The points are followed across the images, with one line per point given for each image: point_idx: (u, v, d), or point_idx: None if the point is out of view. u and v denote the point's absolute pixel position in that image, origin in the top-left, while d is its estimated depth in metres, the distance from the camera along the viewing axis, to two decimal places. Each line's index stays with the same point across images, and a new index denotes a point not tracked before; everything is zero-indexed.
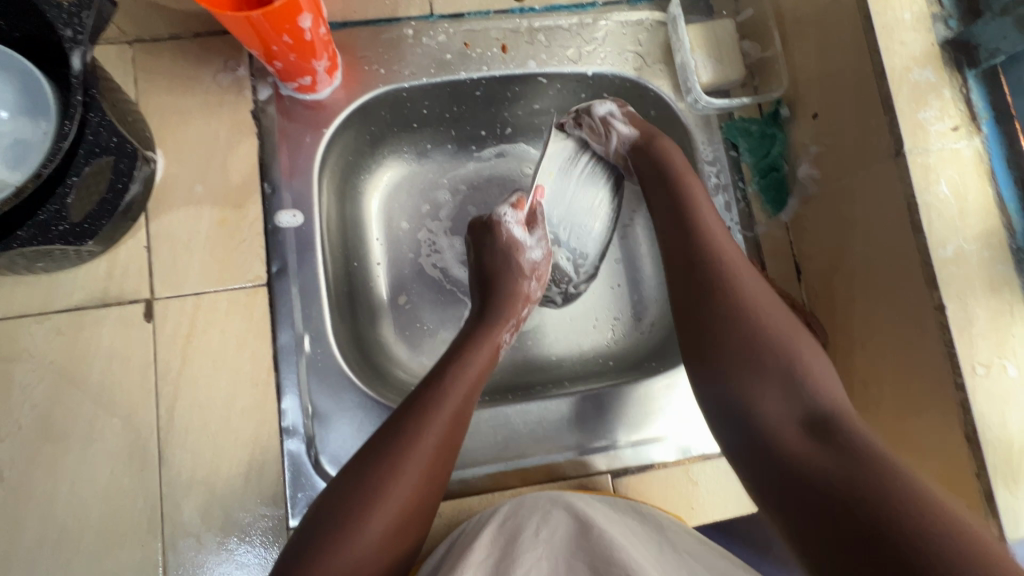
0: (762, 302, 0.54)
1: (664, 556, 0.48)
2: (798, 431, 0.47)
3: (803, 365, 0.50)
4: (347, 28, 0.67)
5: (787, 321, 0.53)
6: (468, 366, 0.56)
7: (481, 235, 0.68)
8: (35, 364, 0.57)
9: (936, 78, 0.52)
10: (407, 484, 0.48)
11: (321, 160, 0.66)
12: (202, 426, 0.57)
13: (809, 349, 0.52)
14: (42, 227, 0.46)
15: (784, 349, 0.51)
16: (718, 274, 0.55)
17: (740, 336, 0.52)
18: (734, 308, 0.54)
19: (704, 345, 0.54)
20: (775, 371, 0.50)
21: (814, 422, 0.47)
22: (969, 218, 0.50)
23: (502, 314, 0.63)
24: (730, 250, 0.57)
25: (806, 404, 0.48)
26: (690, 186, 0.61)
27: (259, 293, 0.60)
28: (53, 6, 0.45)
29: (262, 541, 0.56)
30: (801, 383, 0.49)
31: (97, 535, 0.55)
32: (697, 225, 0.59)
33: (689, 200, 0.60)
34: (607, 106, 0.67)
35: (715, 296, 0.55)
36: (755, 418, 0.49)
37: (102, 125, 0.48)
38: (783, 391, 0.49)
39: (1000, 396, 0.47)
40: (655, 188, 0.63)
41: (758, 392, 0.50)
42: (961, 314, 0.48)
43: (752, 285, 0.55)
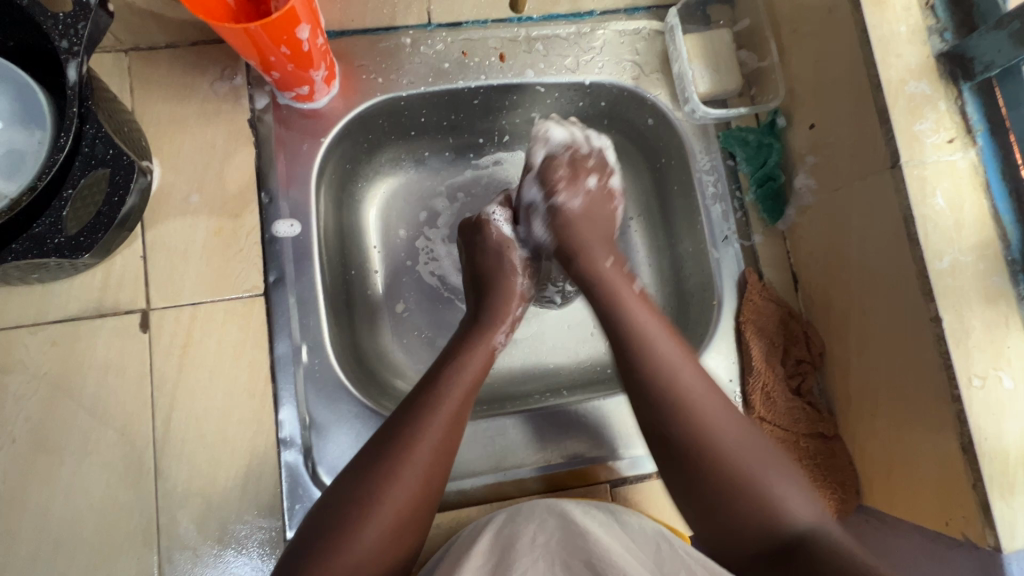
0: (715, 421, 0.52)
1: (662, 559, 0.48)
2: (780, 559, 0.47)
3: (764, 479, 0.49)
4: (345, 37, 0.67)
5: (744, 430, 0.52)
6: (463, 368, 0.56)
7: (470, 235, 0.68)
8: (30, 375, 0.56)
9: (931, 91, 0.52)
10: (403, 489, 0.48)
11: (319, 169, 0.65)
12: (198, 438, 0.57)
13: (766, 458, 0.51)
14: (38, 240, 0.45)
15: (746, 471, 0.50)
16: (669, 407, 0.52)
17: (696, 464, 0.50)
18: (692, 444, 0.51)
19: (668, 475, 0.52)
20: (741, 509, 0.49)
21: (792, 545, 0.47)
22: (965, 230, 0.50)
23: (498, 315, 0.63)
24: (670, 355, 0.55)
25: (774, 511, 0.48)
26: (596, 261, 0.62)
27: (256, 303, 0.60)
28: (49, 17, 0.45)
29: (259, 553, 0.56)
30: (768, 495, 0.49)
31: (92, 549, 0.54)
32: (638, 337, 0.56)
33: (613, 303, 0.59)
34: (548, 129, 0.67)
35: (669, 404, 0.52)
36: (738, 547, 0.49)
37: (99, 137, 0.47)
38: (751, 509, 0.48)
39: (996, 407, 0.48)
40: (593, 275, 0.61)
41: (732, 525, 0.49)
42: (958, 326, 0.49)
43: (699, 395, 0.53)
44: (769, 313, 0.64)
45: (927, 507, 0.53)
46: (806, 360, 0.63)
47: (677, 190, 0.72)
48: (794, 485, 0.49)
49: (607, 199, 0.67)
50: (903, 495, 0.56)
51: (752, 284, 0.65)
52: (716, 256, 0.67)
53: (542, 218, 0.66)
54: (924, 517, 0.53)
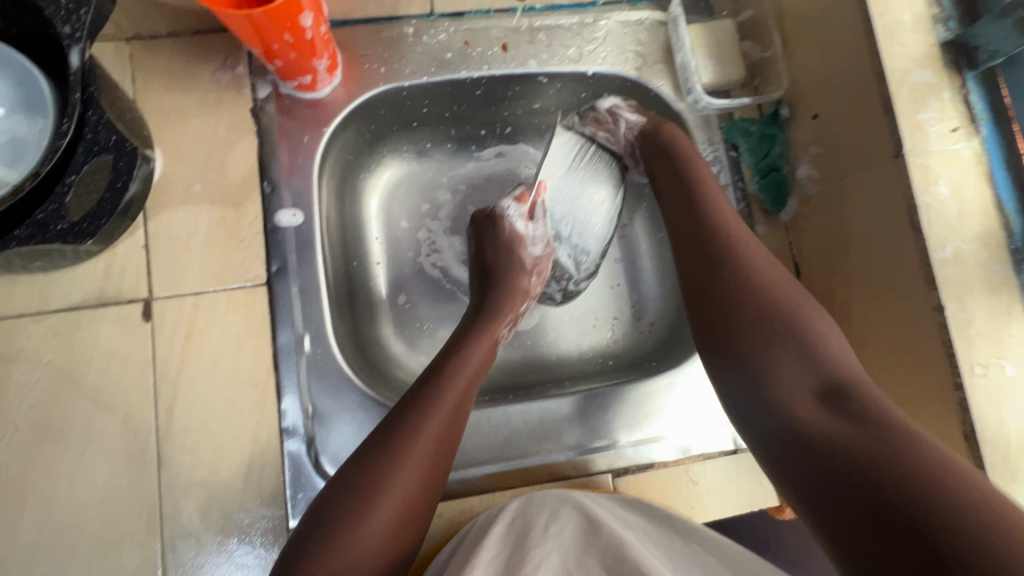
0: (760, 260, 0.54)
1: (674, 553, 0.48)
2: (809, 408, 0.45)
3: (808, 320, 0.50)
4: (347, 27, 0.67)
5: (791, 284, 0.53)
6: (467, 359, 0.56)
7: (484, 227, 0.67)
8: (33, 364, 0.56)
9: (936, 80, 0.52)
10: (406, 480, 0.48)
11: (321, 159, 0.65)
12: (201, 427, 0.57)
13: (817, 314, 0.51)
14: (41, 226, 0.45)
15: (789, 306, 0.51)
16: (728, 250, 0.55)
17: (749, 292, 0.52)
18: (742, 277, 0.53)
19: (709, 299, 0.54)
20: (782, 340, 0.49)
21: (829, 391, 0.45)
22: (968, 220, 0.50)
23: (501, 309, 0.63)
24: (729, 218, 0.58)
25: (812, 360, 0.47)
26: (692, 152, 0.63)
27: (258, 293, 0.60)
28: (52, 3, 0.45)
29: (262, 542, 0.56)
30: (813, 349, 0.48)
31: (95, 536, 0.54)
32: (703, 202, 0.59)
33: (685, 160, 0.62)
34: (609, 101, 0.68)
35: (721, 254, 0.55)
36: (770, 392, 0.48)
37: (101, 123, 0.46)
38: (786, 350, 0.48)
39: (998, 395, 0.48)
40: (664, 141, 0.64)
41: (769, 364, 0.49)
42: (960, 315, 0.49)
43: (749, 245, 0.56)
44: None
45: None
46: None
47: None
48: (837, 344, 0.49)
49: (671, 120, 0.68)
50: None
51: None
52: None
53: (626, 111, 0.67)
54: None
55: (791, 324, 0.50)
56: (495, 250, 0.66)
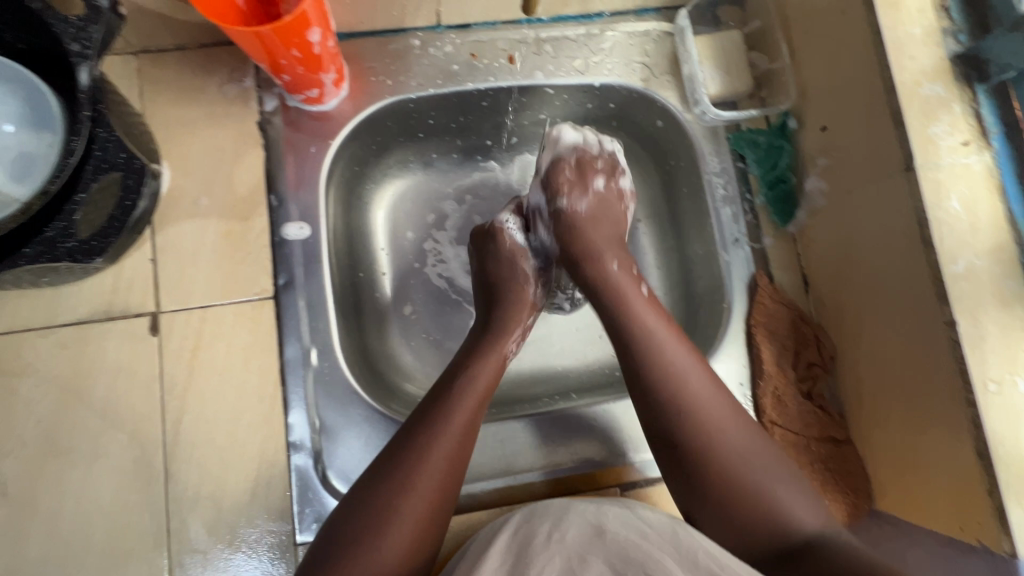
0: (728, 436, 0.52)
1: (679, 544, 0.48)
2: (786, 563, 0.48)
3: (769, 482, 0.50)
4: (354, 39, 0.67)
5: (750, 439, 0.52)
6: (476, 376, 0.56)
7: (482, 243, 0.66)
8: (40, 379, 0.56)
9: (946, 93, 0.52)
10: (418, 502, 0.48)
11: (328, 171, 0.65)
12: (208, 442, 0.57)
13: (774, 464, 0.51)
14: (49, 244, 0.45)
15: (757, 482, 0.50)
16: (695, 444, 0.51)
17: (714, 485, 0.50)
18: (708, 468, 0.51)
19: (676, 486, 0.52)
20: (750, 507, 0.50)
21: (798, 552, 0.48)
22: (981, 234, 0.49)
23: (508, 322, 0.62)
24: (700, 392, 0.53)
25: (774, 511, 0.49)
26: (603, 263, 0.60)
27: (265, 306, 0.59)
28: (60, 20, 0.45)
29: (269, 557, 0.55)
30: (774, 501, 0.50)
31: (102, 551, 0.54)
32: (656, 351, 0.55)
33: (621, 308, 0.58)
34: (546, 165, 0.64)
35: (680, 423, 0.52)
36: (748, 538, 0.50)
37: (110, 140, 0.47)
38: (753, 502, 0.50)
39: (1014, 412, 0.47)
40: (600, 282, 0.60)
41: (744, 532, 0.50)
42: (973, 330, 0.48)
43: (716, 420, 0.52)
44: (780, 316, 0.64)
45: (937, 514, 0.53)
46: (818, 364, 0.63)
47: (686, 193, 0.72)
48: (793, 489, 0.51)
49: (618, 201, 0.65)
50: (916, 503, 0.55)
51: (763, 286, 0.65)
52: (726, 258, 0.67)
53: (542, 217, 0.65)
54: (939, 524, 0.52)
55: (753, 489, 0.50)
56: (497, 264, 0.65)
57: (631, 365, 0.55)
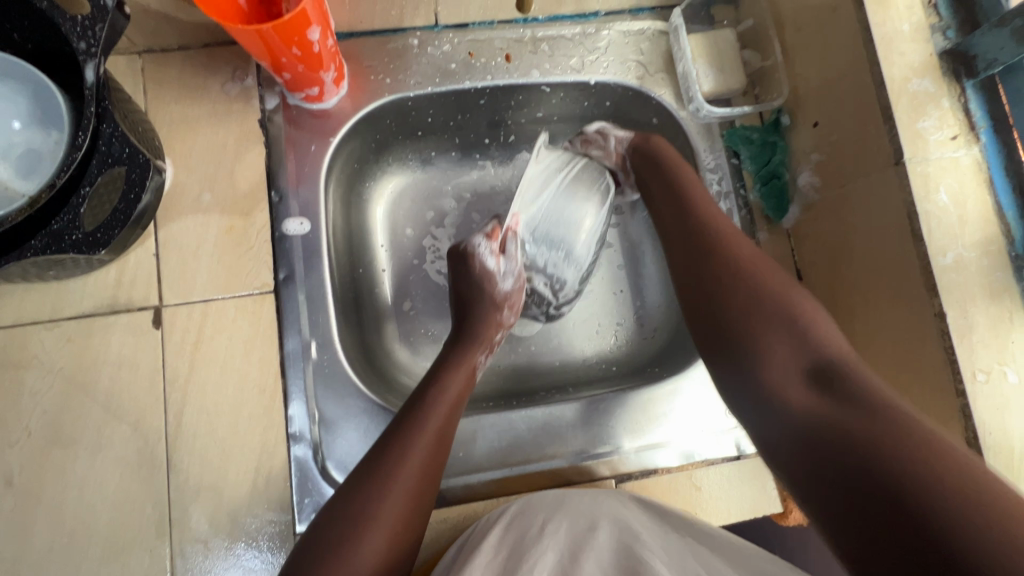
0: (759, 264, 0.55)
1: (670, 547, 0.50)
2: (802, 385, 0.46)
3: (799, 308, 0.51)
4: (353, 38, 0.68)
5: (785, 279, 0.54)
6: (447, 388, 0.57)
7: (456, 262, 0.67)
8: (46, 370, 0.57)
9: (934, 89, 0.53)
10: (393, 509, 0.48)
11: (328, 168, 0.66)
12: (210, 432, 0.58)
13: (807, 300, 0.52)
14: (56, 236, 0.46)
15: (784, 301, 0.51)
16: (730, 262, 0.55)
17: (744, 300, 0.52)
18: (740, 282, 0.53)
19: (702, 290, 0.55)
20: (775, 326, 0.50)
21: (816, 369, 0.47)
22: (969, 226, 0.50)
23: (477, 337, 0.63)
24: (739, 238, 0.57)
25: (800, 335, 0.49)
26: (657, 142, 0.66)
27: (265, 300, 0.60)
28: (68, 19, 0.46)
29: (270, 546, 0.56)
30: (801, 324, 0.50)
31: (106, 539, 0.55)
32: (698, 203, 0.60)
33: (672, 165, 0.64)
34: (598, 124, 0.70)
35: (708, 246, 0.57)
36: (765, 371, 0.49)
37: (115, 136, 0.48)
38: (778, 323, 0.50)
39: (1001, 402, 0.48)
40: (652, 146, 0.66)
41: (762, 349, 0.50)
42: (961, 321, 0.49)
43: (750, 255, 0.55)
44: None
45: None
46: None
47: None
48: (826, 324, 0.50)
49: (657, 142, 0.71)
50: None
51: None
52: None
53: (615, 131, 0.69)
54: None
55: (780, 305, 0.51)
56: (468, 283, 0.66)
57: (682, 211, 0.61)
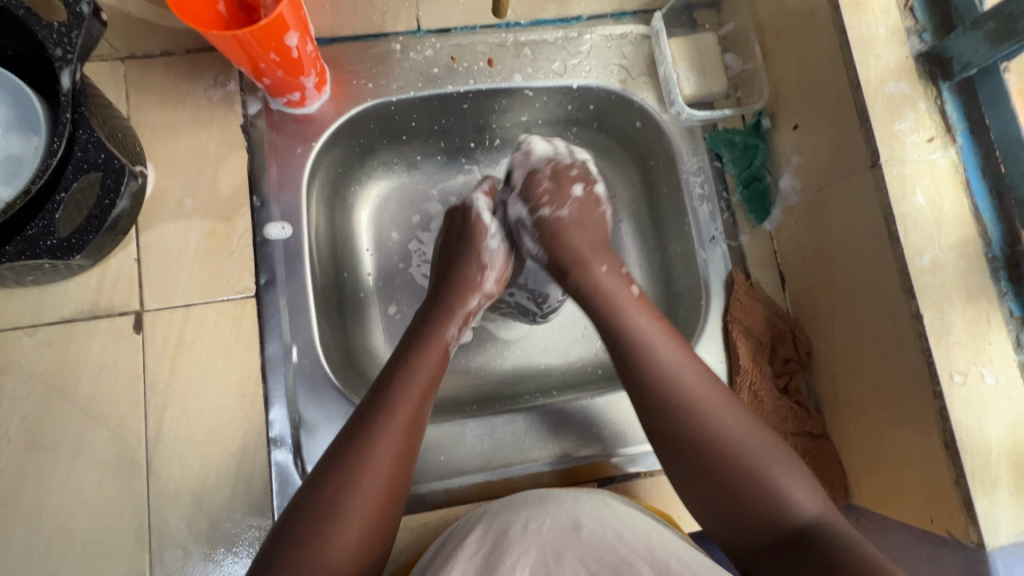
0: (722, 419, 0.51)
1: (653, 547, 0.49)
2: (788, 551, 0.45)
3: (769, 466, 0.49)
4: (336, 43, 0.68)
5: (753, 431, 0.51)
6: (418, 368, 0.55)
7: (453, 217, 0.69)
8: (25, 376, 0.57)
9: (911, 91, 0.53)
10: (365, 497, 0.47)
11: (310, 172, 0.67)
12: (190, 438, 0.58)
13: (775, 452, 0.50)
14: (31, 242, 0.47)
15: (752, 465, 0.49)
16: (692, 423, 0.51)
17: (715, 467, 0.49)
18: (703, 454, 0.50)
19: (666, 460, 0.52)
20: (749, 494, 0.48)
21: (801, 536, 0.45)
22: (946, 228, 0.50)
23: (456, 306, 0.62)
24: (696, 388, 0.52)
25: (777, 498, 0.47)
26: (591, 269, 0.62)
27: (247, 304, 0.61)
28: (44, 27, 0.46)
29: (250, 553, 0.56)
30: (775, 485, 0.48)
31: (84, 546, 0.55)
32: (644, 351, 0.55)
33: (610, 307, 0.59)
34: (517, 211, 0.66)
35: (672, 403, 0.52)
36: (752, 538, 0.47)
37: (90, 142, 0.48)
38: (752, 488, 0.48)
39: (978, 404, 0.48)
40: (587, 283, 0.61)
41: (740, 516, 0.48)
42: (938, 323, 0.49)
43: (713, 408, 0.51)
44: (756, 312, 0.64)
45: (912, 505, 0.53)
46: (794, 359, 0.64)
47: (666, 192, 0.73)
48: (796, 476, 0.48)
49: (591, 214, 0.65)
50: (891, 496, 0.55)
51: (739, 283, 0.65)
52: (704, 256, 0.68)
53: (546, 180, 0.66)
54: (913, 517, 0.53)
55: (748, 469, 0.48)
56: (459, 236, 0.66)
57: (628, 374, 0.55)
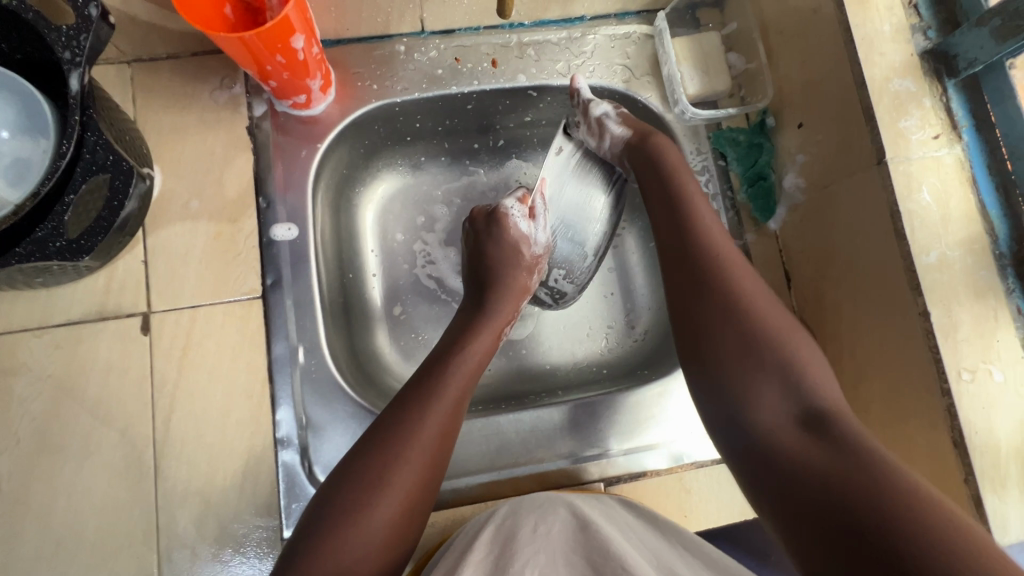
0: (751, 288, 0.54)
1: (660, 554, 0.48)
2: (789, 430, 0.45)
3: (790, 342, 0.50)
4: (340, 45, 0.68)
5: (784, 313, 0.52)
6: (468, 354, 0.57)
7: (483, 227, 0.66)
8: (34, 378, 0.58)
9: (916, 88, 0.53)
10: (410, 472, 0.48)
11: (315, 174, 0.67)
12: (198, 436, 0.58)
13: (811, 348, 0.50)
14: (40, 244, 0.47)
15: (778, 339, 0.50)
16: (723, 286, 0.53)
17: (743, 331, 0.51)
18: (739, 319, 0.51)
19: (699, 316, 0.53)
20: (766, 369, 0.49)
21: (805, 417, 0.45)
22: (952, 225, 0.50)
23: (511, 287, 0.65)
24: (746, 271, 0.55)
25: (795, 377, 0.48)
26: (666, 146, 0.63)
27: (254, 305, 0.61)
28: (52, 30, 0.46)
29: (257, 552, 0.56)
30: (793, 364, 0.49)
31: (94, 545, 0.55)
32: (696, 229, 0.57)
33: (671, 183, 0.61)
34: (601, 107, 0.64)
35: (710, 272, 0.54)
36: (747, 414, 0.48)
37: (99, 144, 0.48)
38: (770, 363, 0.49)
39: (986, 401, 0.48)
40: (657, 158, 0.62)
41: (762, 396, 0.48)
42: (946, 320, 0.49)
43: (749, 283, 0.54)
44: None
45: None
46: None
47: None
48: (817, 364, 0.49)
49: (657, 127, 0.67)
50: None
51: None
52: None
53: (614, 122, 0.64)
54: None
55: (772, 348, 0.50)
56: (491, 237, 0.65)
57: (683, 226, 0.58)
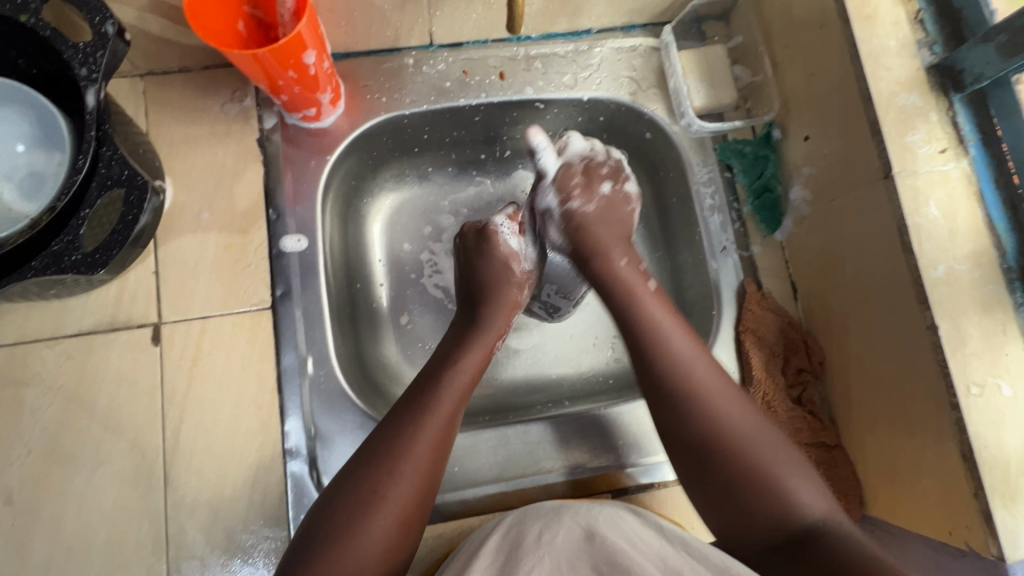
0: (729, 416, 0.52)
1: (665, 556, 0.49)
2: (792, 552, 0.46)
3: (763, 456, 0.50)
4: (350, 58, 0.69)
5: (763, 429, 0.51)
6: (461, 368, 0.57)
7: (476, 246, 0.66)
8: (46, 388, 0.58)
9: (922, 103, 0.53)
10: (403, 491, 0.49)
11: (325, 185, 0.68)
12: (207, 448, 0.58)
13: (786, 456, 0.50)
14: (56, 257, 0.47)
15: (757, 461, 0.49)
16: (700, 412, 0.52)
17: (726, 462, 0.50)
18: (713, 447, 0.51)
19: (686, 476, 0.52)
20: (756, 497, 0.48)
21: (803, 539, 0.46)
22: (960, 239, 0.50)
23: (502, 300, 0.65)
24: (711, 382, 0.53)
25: (784, 496, 0.48)
26: (612, 260, 0.62)
27: (263, 316, 0.61)
28: (70, 47, 0.47)
29: (265, 563, 0.56)
30: (781, 487, 0.48)
31: (103, 555, 0.55)
32: (660, 346, 0.55)
33: (630, 297, 0.60)
34: (546, 202, 0.65)
35: (686, 395, 0.53)
36: (749, 534, 0.48)
37: (115, 158, 0.49)
38: (760, 488, 0.49)
39: (995, 415, 0.48)
40: (609, 275, 0.62)
41: (747, 515, 0.48)
42: (954, 334, 0.49)
43: (727, 410, 0.52)
44: (768, 322, 0.64)
45: (929, 517, 0.53)
46: (806, 370, 0.63)
47: (676, 203, 0.73)
48: (803, 477, 0.49)
49: (618, 207, 0.66)
50: (910, 507, 0.55)
51: (751, 293, 0.65)
52: (715, 266, 0.68)
53: (556, 225, 0.65)
54: (932, 528, 0.53)
55: (757, 471, 0.49)
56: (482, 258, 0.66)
57: (648, 354, 0.56)
